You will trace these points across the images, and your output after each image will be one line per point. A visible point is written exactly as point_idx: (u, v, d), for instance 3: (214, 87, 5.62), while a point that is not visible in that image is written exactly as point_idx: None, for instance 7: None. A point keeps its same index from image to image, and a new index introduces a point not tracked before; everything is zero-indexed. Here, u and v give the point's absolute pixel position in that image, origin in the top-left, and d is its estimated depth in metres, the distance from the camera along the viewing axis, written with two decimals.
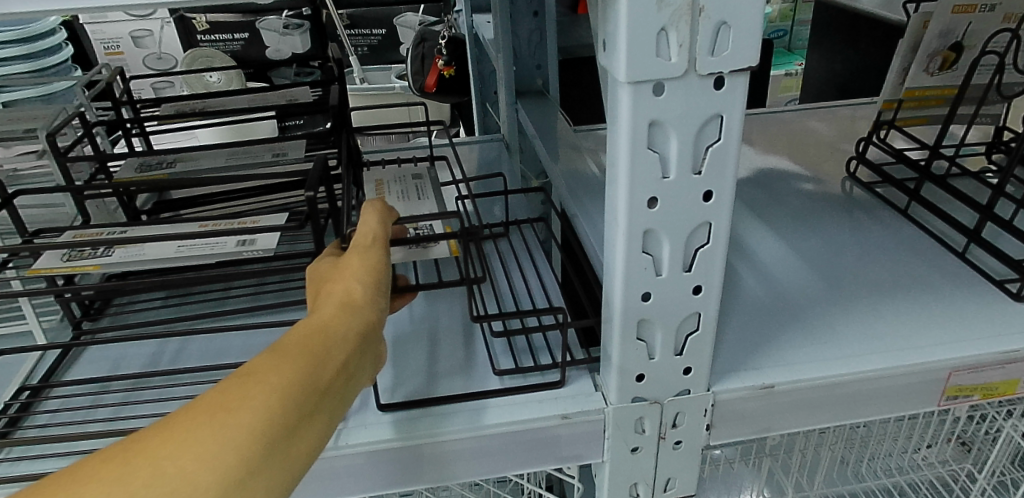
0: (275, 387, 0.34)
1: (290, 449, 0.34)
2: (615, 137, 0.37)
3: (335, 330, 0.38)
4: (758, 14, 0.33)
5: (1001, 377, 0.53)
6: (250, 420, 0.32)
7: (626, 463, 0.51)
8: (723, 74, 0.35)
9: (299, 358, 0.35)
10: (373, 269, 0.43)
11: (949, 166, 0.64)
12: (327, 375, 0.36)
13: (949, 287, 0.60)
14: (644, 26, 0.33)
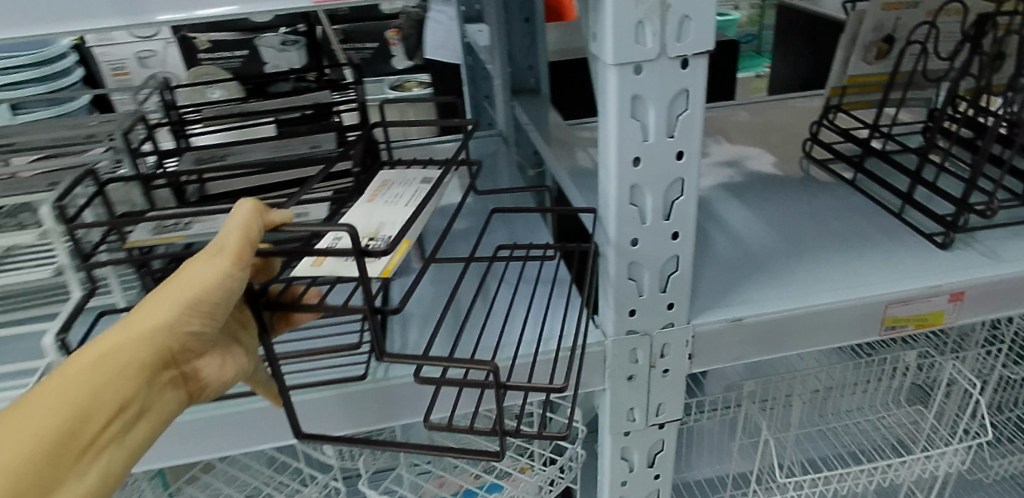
0: (18, 460, 0.36)
1: None
2: (606, 110, 0.47)
3: (117, 374, 0.40)
4: (711, 10, 0.44)
5: (928, 309, 0.64)
6: None
7: (623, 389, 0.61)
8: (687, 56, 0.45)
9: (63, 408, 0.38)
10: (195, 299, 0.42)
11: (887, 140, 0.76)
12: (95, 423, 0.39)
13: (888, 241, 0.71)
14: (625, 20, 0.43)
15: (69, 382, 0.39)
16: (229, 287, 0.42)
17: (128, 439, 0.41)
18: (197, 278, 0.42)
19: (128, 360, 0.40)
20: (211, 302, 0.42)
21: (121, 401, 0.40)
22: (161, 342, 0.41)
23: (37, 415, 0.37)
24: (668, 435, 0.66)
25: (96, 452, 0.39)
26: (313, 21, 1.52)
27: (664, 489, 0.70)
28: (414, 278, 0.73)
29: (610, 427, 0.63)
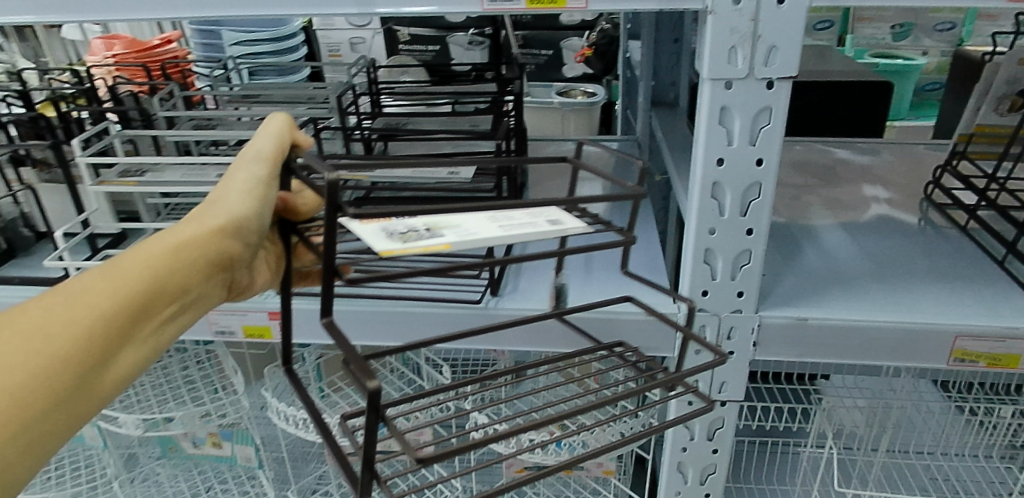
0: (92, 319, 0.37)
1: (106, 371, 0.38)
2: (699, 115, 0.58)
3: (185, 259, 0.42)
4: (797, 43, 0.54)
5: (1002, 349, 0.67)
6: (64, 344, 0.36)
7: (690, 361, 0.71)
8: (773, 80, 0.55)
9: (137, 279, 0.39)
10: (249, 201, 0.48)
11: (1003, 189, 0.78)
12: (162, 304, 0.41)
13: (980, 284, 0.74)
14: (720, 45, 0.54)
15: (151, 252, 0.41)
16: (265, 190, 0.49)
17: (182, 322, 0.43)
18: (246, 176, 0.49)
19: (199, 244, 0.44)
20: (258, 206, 0.48)
21: (189, 282, 0.43)
22: (227, 241, 0.46)
23: (123, 271, 0.39)
24: (728, 413, 0.74)
25: (153, 335, 0.41)
26: (498, 25, 1.72)
27: (720, 465, 0.78)
28: (535, 242, 0.87)
29: (676, 393, 0.73)
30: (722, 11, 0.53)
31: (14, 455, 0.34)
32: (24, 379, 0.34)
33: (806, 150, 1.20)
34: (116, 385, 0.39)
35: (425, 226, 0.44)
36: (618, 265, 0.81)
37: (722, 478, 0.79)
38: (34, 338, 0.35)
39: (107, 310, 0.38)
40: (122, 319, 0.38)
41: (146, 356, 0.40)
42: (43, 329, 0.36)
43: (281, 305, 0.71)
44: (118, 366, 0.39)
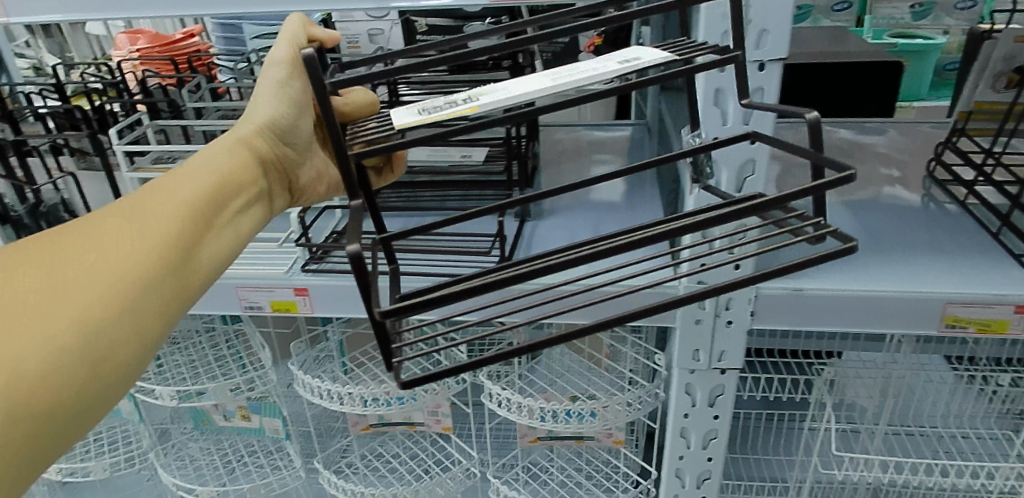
0: (188, 203, 0.50)
1: (202, 248, 0.51)
2: (695, 97, 0.62)
3: (234, 172, 0.57)
4: (787, 27, 0.57)
5: (989, 316, 0.70)
6: (177, 217, 0.48)
7: (691, 330, 0.75)
8: (764, 62, 0.59)
9: (205, 181, 0.53)
10: (276, 105, 0.64)
11: (998, 164, 0.81)
12: (227, 202, 0.55)
13: (974, 256, 0.77)
14: (714, 30, 0.58)
15: (208, 162, 0.56)
16: (290, 91, 0.64)
17: (249, 214, 0.58)
18: (272, 78, 0.63)
19: (238, 148, 0.60)
20: (284, 105, 0.64)
21: (241, 177, 0.58)
22: (259, 142, 0.63)
23: (190, 176, 0.52)
24: (728, 381, 0.78)
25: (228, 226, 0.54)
26: (512, 14, 1.75)
27: (722, 431, 0.82)
28: (545, 221, 0.91)
29: (678, 361, 0.77)
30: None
31: (160, 305, 0.45)
32: (157, 242, 0.45)
33: (814, 131, 1.22)
34: (213, 259, 0.52)
35: (467, 96, 0.43)
36: None
37: (724, 443, 0.83)
38: (149, 218, 0.47)
39: (195, 202, 0.50)
40: (205, 210, 0.51)
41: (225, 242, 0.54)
42: (156, 215, 0.47)
43: (305, 281, 0.76)
44: (209, 248, 0.52)
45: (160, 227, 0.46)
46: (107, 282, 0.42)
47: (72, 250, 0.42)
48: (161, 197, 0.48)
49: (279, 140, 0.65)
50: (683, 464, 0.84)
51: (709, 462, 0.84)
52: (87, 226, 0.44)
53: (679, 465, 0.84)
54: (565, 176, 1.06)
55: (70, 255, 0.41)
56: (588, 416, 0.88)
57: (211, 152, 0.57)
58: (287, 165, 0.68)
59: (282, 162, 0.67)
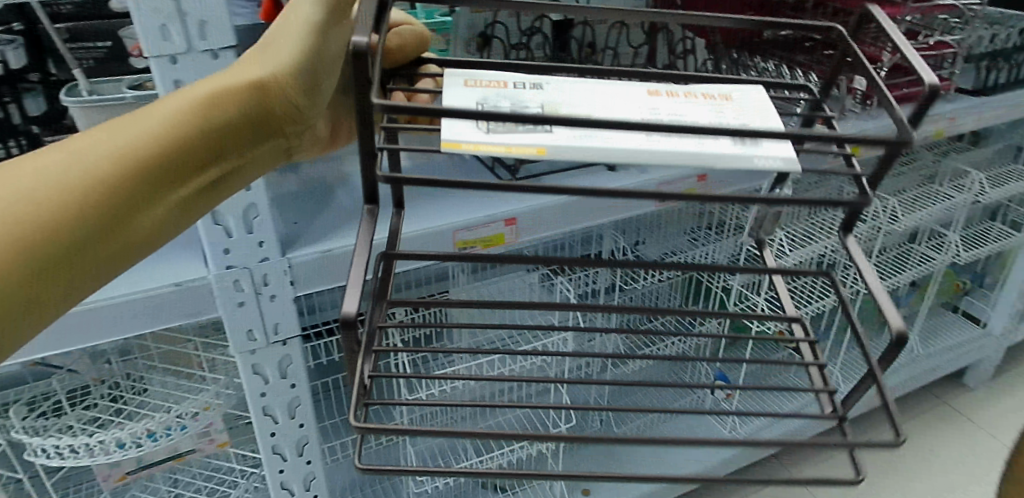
0: (107, 170, 0.40)
1: (131, 223, 0.42)
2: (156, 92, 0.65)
3: (214, 130, 0.45)
4: (222, 18, 0.63)
5: (489, 232, 0.94)
6: (77, 192, 0.39)
7: (237, 314, 0.78)
8: (214, 51, 0.65)
9: (151, 140, 0.42)
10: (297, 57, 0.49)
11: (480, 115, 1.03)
12: (183, 165, 0.44)
13: (466, 196, 0.99)
14: (148, 24, 0.61)
15: (176, 118, 0.44)
16: (314, 43, 0.50)
17: (201, 196, 0.46)
18: (303, 18, 0.50)
19: (238, 103, 0.46)
20: (309, 56, 0.49)
21: (213, 140, 0.45)
22: (272, 97, 0.48)
23: (146, 133, 0.42)
24: (291, 348, 0.84)
25: (176, 198, 0.44)
26: None
27: (304, 397, 0.88)
28: None
29: (234, 346, 0.80)
30: None
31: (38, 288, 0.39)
32: (36, 219, 0.38)
33: None
34: (130, 243, 0.42)
35: (539, 108, 0.43)
36: None
37: (310, 407, 0.89)
38: (34, 191, 0.38)
39: (116, 171, 0.41)
40: (138, 184, 0.42)
41: (170, 216, 0.44)
42: (74, 187, 0.39)
43: None
44: (132, 232, 0.42)
45: (41, 212, 0.38)
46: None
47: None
48: (88, 153, 0.40)
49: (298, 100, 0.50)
50: (277, 439, 0.89)
51: (301, 428, 0.90)
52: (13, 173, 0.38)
53: (274, 442, 0.89)
54: None
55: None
56: (176, 430, 0.88)
57: (180, 103, 0.44)
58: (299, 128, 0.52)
59: (290, 123, 0.51)
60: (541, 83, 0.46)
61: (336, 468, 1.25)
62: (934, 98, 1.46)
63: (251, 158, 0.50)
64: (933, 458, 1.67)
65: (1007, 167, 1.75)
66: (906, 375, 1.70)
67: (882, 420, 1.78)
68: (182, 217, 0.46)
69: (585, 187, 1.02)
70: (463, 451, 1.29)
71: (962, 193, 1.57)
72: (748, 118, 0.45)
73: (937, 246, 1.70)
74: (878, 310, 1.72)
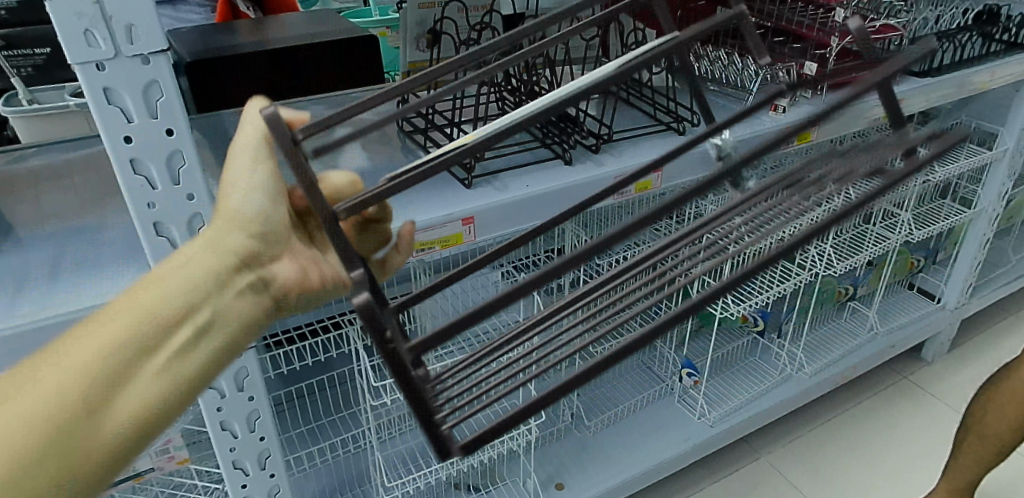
0: (79, 360, 0.41)
1: (118, 404, 0.43)
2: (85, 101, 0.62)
3: (187, 292, 0.45)
4: (152, 21, 0.61)
5: (445, 232, 0.93)
6: (52, 389, 0.41)
7: None
8: (146, 55, 0.62)
9: (119, 318, 0.43)
10: (245, 203, 0.53)
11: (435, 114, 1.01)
12: (162, 334, 0.44)
13: (423, 197, 0.98)
14: (72, 29, 0.58)
15: (143, 296, 0.44)
16: (251, 185, 0.54)
17: (193, 360, 0.46)
18: (235, 170, 0.54)
19: (205, 262, 0.47)
20: (250, 201, 0.53)
21: (178, 310, 0.45)
22: (225, 251, 0.49)
23: (109, 324, 0.43)
24: (247, 360, 0.82)
25: (164, 369, 0.44)
26: None
27: (263, 408, 0.86)
28: None
29: None
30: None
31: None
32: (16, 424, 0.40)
33: (306, 109, 1.30)
34: (124, 424, 0.43)
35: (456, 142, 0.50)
36: (93, 258, 0.79)
37: (270, 419, 0.87)
38: (14, 398, 0.40)
39: (92, 361, 0.42)
40: (105, 372, 0.42)
41: (164, 389, 0.44)
42: (50, 386, 0.41)
43: None
44: (120, 415, 0.43)
45: (24, 418, 0.40)
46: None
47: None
48: (62, 352, 0.42)
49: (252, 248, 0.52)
50: (237, 454, 0.87)
51: (262, 441, 0.88)
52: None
53: (234, 457, 0.87)
54: (19, 203, 0.92)
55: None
56: None
57: (143, 278, 0.45)
58: (272, 265, 0.54)
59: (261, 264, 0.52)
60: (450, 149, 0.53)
61: (305, 477, 1.23)
62: (882, 80, 1.48)
63: (241, 309, 0.49)
64: (895, 431, 1.72)
65: (955, 146, 1.79)
66: (867, 353, 1.74)
67: (846, 397, 1.83)
68: (175, 388, 0.45)
69: (541, 182, 1.02)
70: (434, 452, 1.28)
71: (913, 172, 1.61)
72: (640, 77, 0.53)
73: (891, 225, 1.74)
74: (838, 290, 1.75)
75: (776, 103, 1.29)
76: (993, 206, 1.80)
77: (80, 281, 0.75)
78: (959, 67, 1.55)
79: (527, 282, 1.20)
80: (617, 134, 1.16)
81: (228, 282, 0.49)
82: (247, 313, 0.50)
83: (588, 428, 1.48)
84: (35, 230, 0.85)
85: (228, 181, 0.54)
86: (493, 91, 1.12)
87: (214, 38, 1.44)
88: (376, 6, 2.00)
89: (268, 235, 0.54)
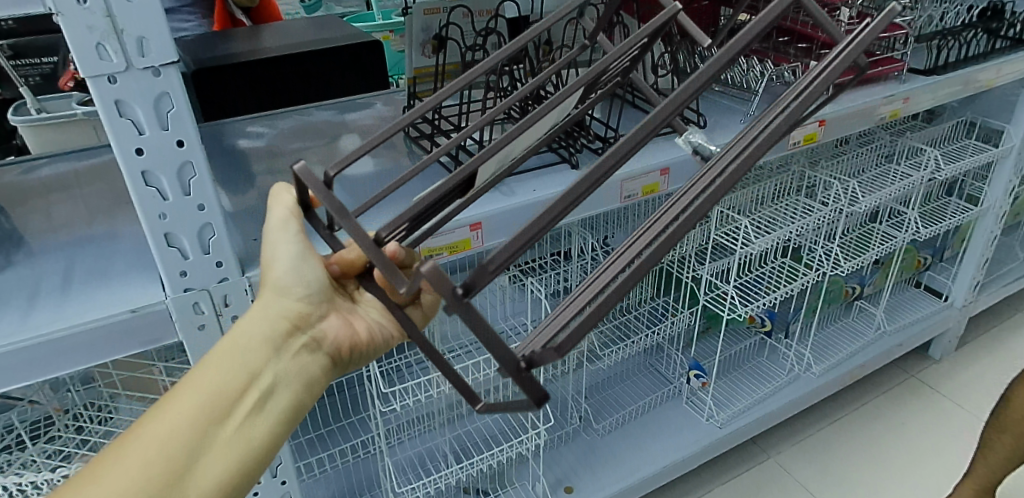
0: (175, 423, 0.57)
1: (203, 458, 0.57)
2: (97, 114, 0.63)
3: (253, 357, 0.61)
4: (162, 34, 0.61)
5: (453, 238, 0.93)
6: (152, 452, 0.55)
7: (199, 337, 0.76)
8: (156, 68, 0.63)
9: (202, 386, 0.59)
10: (286, 280, 0.65)
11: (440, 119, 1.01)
12: (233, 396, 0.59)
13: None
14: (84, 43, 0.58)
15: (223, 367, 0.60)
16: (289, 263, 0.65)
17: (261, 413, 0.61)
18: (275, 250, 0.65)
19: (265, 330, 0.63)
20: (291, 277, 0.65)
21: (252, 376, 0.60)
22: (277, 324, 0.64)
23: (193, 395, 0.59)
24: None
25: (236, 425, 0.59)
26: None
27: None
28: (2, 274, 0.79)
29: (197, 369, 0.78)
30: (70, 12, 0.57)
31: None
32: (128, 482, 0.54)
33: (312, 115, 1.30)
34: (211, 472, 0.57)
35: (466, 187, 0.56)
36: (104, 268, 0.79)
37: None
38: (127, 461, 0.55)
39: (185, 422, 0.57)
40: (192, 434, 0.57)
41: (240, 441, 0.59)
42: (153, 450, 0.56)
43: None
44: (207, 466, 0.57)
45: (133, 476, 0.54)
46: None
47: (95, 479, 0.54)
48: (160, 421, 0.57)
49: (300, 319, 0.66)
50: None
51: None
52: (120, 448, 0.56)
53: None
54: (29, 215, 0.93)
55: (89, 492, 0.53)
56: None
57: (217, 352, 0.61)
58: (317, 328, 0.67)
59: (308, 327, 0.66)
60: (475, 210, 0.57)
61: (315, 483, 1.23)
62: (888, 79, 1.48)
63: (293, 368, 0.64)
64: (904, 430, 1.71)
65: (961, 143, 1.78)
66: (874, 352, 1.73)
67: (854, 396, 1.82)
68: (243, 441, 0.59)
69: (549, 187, 1.02)
70: (443, 457, 1.28)
71: (920, 170, 1.60)
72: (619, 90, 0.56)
73: (898, 223, 1.74)
74: (845, 290, 1.75)
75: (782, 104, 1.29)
76: (1000, 202, 1.79)
77: (92, 292, 0.75)
78: (965, 64, 1.54)
79: (535, 286, 1.20)
80: (624, 136, 1.16)
81: (286, 347, 0.64)
82: (305, 370, 0.65)
83: (597, 431, 1.48)
84: (45, 241, 0.85)
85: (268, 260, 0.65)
86: (499, 97, 1.12)
87: (219, 46, 1.45)
88: (379, 9, 2.00)
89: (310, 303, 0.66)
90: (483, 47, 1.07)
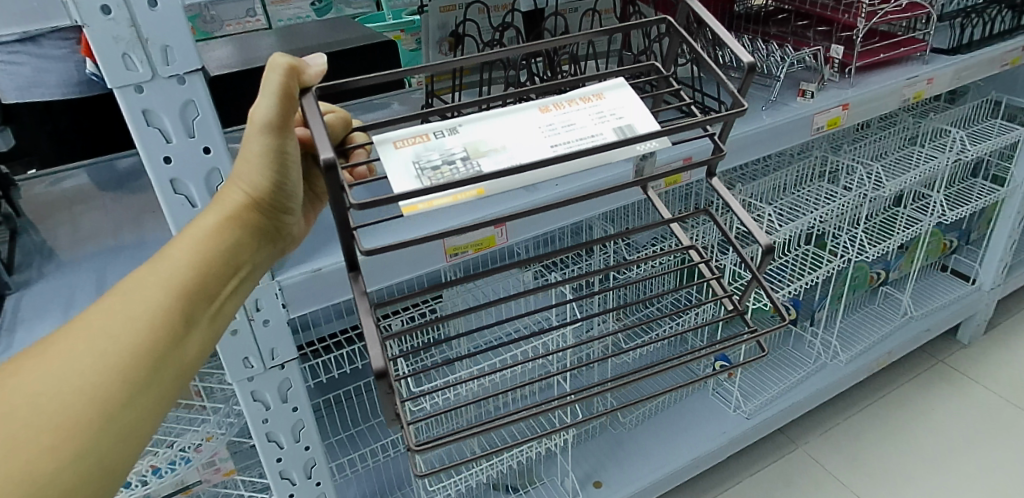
0: (157, 296, 0.47)
1: (186, 339, 0.48)
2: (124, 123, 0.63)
3: (233, 244, 0.53)
4: (185, 40, 0.61)
5: (477, 235, 0.93)
6: (135, 324, 0.45)
7: (230, 344, 0.76)
8: (181, 75, 0.63)
9: (182, 260, 0.50)
10: (268, 174, 0.55)
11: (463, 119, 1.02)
12: (215, 278, 0.51)
13: (451, 205, 0.97)
14: (109, 54, 0.59)
15: (201, 247, 0.51)
16: (273, 157, 0.55)
17: (231, 303, 0.54)
18: (263, 148, 0.54)
19: (246, 218, 0.55)
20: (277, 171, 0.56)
21: (230, 260, 0.53)
22: (255, 217, 0.56)
23: (174, 270, 0.49)
24: (290, 372, 0.82)
25: (213, 310, 0.51)
26: None
27: (307, 418, 0.86)
28: (34, 286, 0.80)
29: (231, 375, 0.77)
30: (95, 23, 0.57)
31: (128, 430, 0.44)
32: (110, 355, 0.44)
33: None
34: (193, 356, 0.49)
35: (466, 153, 0.50)
36: None
37: (314, 428, 0.88)
38: (106, 333, 0.44)
39: (170, 297, 0.48)
40: (177, 313, 0.48)
41: (214, 327, 0.51)
42: (137, 322, 0.45)
43: None
44: (190, 349, 0.49)
45: (117, 351, 0.44)
46: (73, 394, 0.42)
47: (56, 359, 0.43)
48: (143, 292, 0.47)
49: (272, 212, 0.58)
50: (284, 464, 0.87)
51: (307, 451, 0.88)
52: (76, 332, 0.44)
53: (281, 467, 0.88)
54: (57, 227, 0.93)
55: (61, 359, 0.43)
56: (180, 463, 0.85)
57: (199, 233, 0.52)
58: (283, 228, 0.61)
59: (277, 227, 0.59)
60: (458, 126, 0.52)
61: (346, 483, 1.24)
62: (911, 60, 1.45)
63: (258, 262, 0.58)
64: (933, 415, 1.69)
65: (986, 123, 1.75)
66: (901, 338, 1.71)
67: (882, 383, 1.80)
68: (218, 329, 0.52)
69: (572, 182, 1.01)
70: (470, 455, 1.28)
71: (945, 152, 1.57)
72: (624, 111, 0.54)
73: (923, 206, 1.71)
74: (870, 275, 1.72)
75: (804, 89, 1.27)
76: None
77: None
78: (990, 42, 1.51)
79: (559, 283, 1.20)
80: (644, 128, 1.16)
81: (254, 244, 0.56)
82: (264, 267, 0.59)
83: (623, 425, 1.47)
84: (77, 251, 0.86)
85: (253, 149, 0.54)
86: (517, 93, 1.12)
87: (234, 50, 1.45)
88: (390, 8, 2.00)
89: (283, 199, 0.58)
90: (500, 43, 1.06)
